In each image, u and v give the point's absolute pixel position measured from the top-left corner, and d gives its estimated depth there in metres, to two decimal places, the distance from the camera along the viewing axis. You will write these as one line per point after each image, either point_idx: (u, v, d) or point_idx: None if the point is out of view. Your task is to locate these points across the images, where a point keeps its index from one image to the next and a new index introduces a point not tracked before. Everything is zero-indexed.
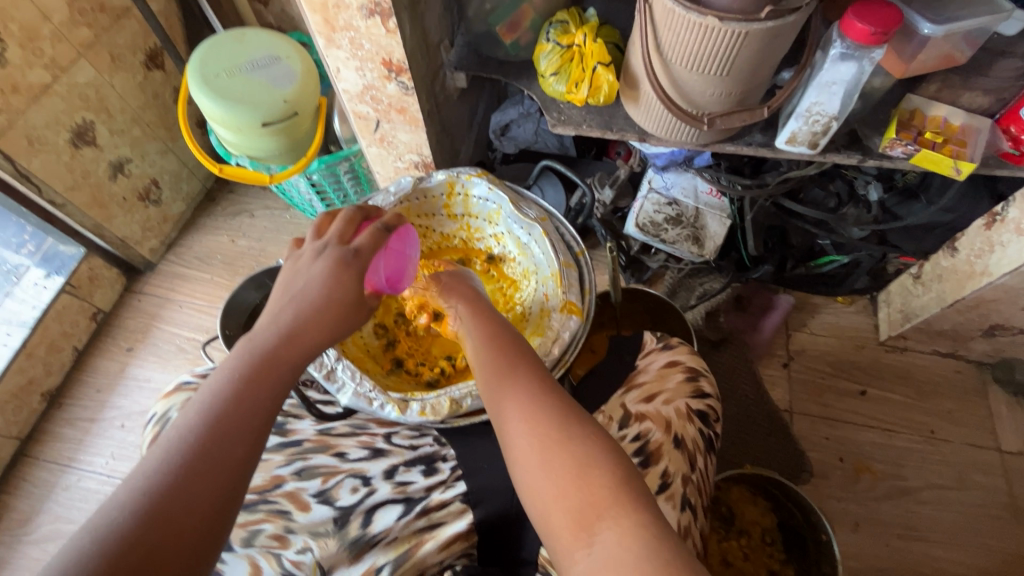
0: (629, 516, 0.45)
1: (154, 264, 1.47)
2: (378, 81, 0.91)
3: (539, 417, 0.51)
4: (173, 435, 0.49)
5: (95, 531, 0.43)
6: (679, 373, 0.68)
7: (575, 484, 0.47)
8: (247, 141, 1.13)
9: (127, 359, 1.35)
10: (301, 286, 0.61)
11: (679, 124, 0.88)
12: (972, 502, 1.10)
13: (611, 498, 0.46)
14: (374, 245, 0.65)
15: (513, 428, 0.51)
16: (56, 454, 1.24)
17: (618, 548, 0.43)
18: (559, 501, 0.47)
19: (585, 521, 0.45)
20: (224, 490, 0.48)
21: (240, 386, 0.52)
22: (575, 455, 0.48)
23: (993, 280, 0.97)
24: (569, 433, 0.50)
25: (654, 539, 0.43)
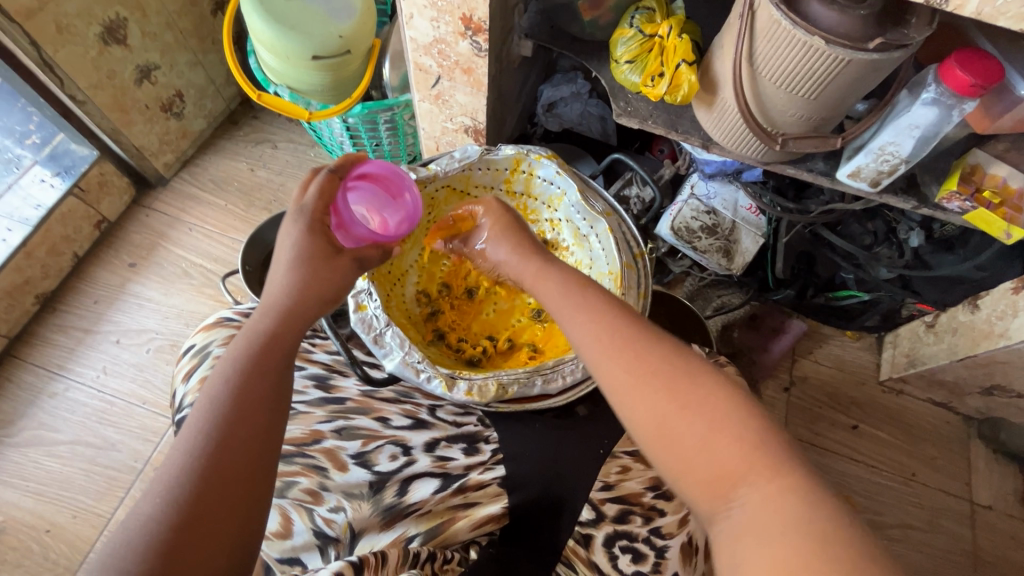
0: (772, 482, 0.46)
1: (166, 180, 1.40)
2: (450, 36, 0.86)
3: (654, 384, 0.53)
4: (190, 428, 0.53)
5: (134, 522, 0.48)
6: None
7: (705, 452, 0.49)
8: (292, 71, 1.08)
9: (128, 275, 1.30)
10: (282, 270, 0.63)
11: (748, 138, 0.87)
12: (937, 545, 1.16)
13: (745, 463, 0.48)
14: (321, 196, 0.67)
15: (628, 396, 0.54)
16: (46, 359, 1.21)
17: (758, 511, 0.45)
18: (689, 468, 0.50)
19: (722, 485, 0.48)
20: (250, 463, 0.53)
21: (244, 370, 0.56)
22: (697, 422, 0.51)
23: (1009, 344, 1.00)
24: (685, 394, 0.52)
25: (803, 500, 0.45)
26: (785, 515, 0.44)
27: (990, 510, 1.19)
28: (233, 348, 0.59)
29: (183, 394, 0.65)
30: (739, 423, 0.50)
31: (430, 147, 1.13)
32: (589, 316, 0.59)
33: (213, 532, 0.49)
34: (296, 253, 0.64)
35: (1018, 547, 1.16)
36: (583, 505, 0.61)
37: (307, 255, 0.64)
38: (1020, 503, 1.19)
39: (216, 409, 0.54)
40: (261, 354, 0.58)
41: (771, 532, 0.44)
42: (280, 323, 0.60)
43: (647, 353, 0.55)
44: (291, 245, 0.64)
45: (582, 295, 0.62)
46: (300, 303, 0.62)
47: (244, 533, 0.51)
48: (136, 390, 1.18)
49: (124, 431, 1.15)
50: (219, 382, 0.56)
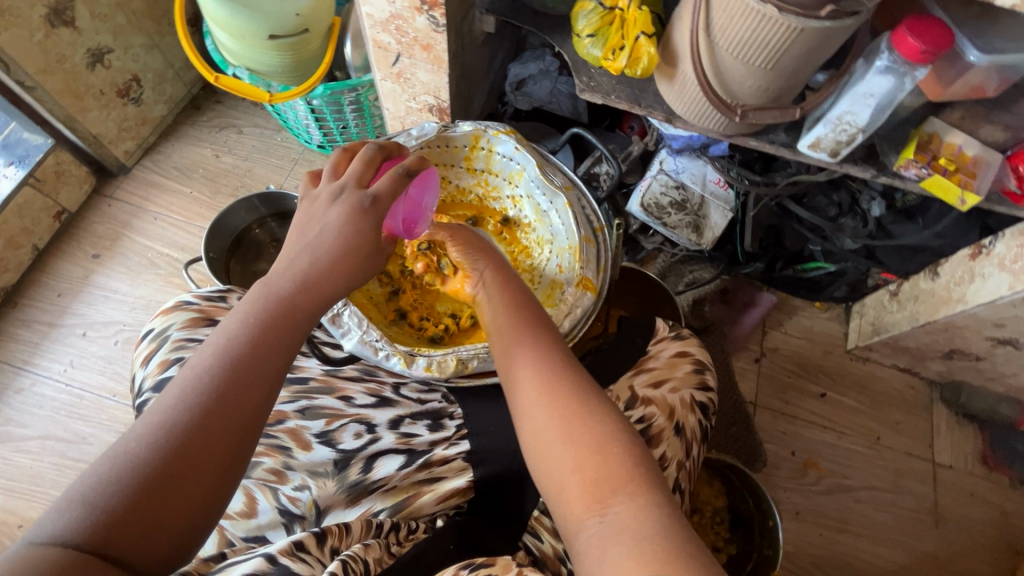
0: (644, 495, 0.46)
1: (128, 168, 1.37)
2: (407, 12, 0.84)
3: (565, 400, 0.53)
4: (191, 377, 0.52)
5: (114, 458, 0.47)
6: (687, 364, 0.74)
7: (593, 460, 0.49)
8: (249, 51, 1.05)
9: (92, 267, 1.27)
10: (311, 237, 0.61)
11: (709, 111, 0.87)
12: (900, 505, 1.20)
13: (627, 478, 0.48)
14: (392, 191, 0.63)
15: (532, 403, 0.54)
16: (11, 355, 1.19)
17: (632, 518, 0.45)
18: (575, 473, 0.49)
19: (599, 493, 0.47)
20: (242, 429, 0.51)
21: (256, 332, 0.54)
22: (595, 435, 0.51)
23: (966, 308, 1.02)
24: (589, 411, 0.52)
25: (666, 512, 0.45)
26: (659, 521, 0.44)
27: (951, 469, 1.23)
28: (249, 304, 0.56)
29: (143, 378, 0.64)
30: (632, 438, 0.51)
31: (396, 127, 1.12)
32: (523, 335, 0.59)
33: (191, 490, 0.48)
34: (340, 226, 0.60)
35: (977, 504, 1.20)
36: None
37: (351, 236, 0.60)
38: (979, 462, 1.24)
39: (221, 367, 0.52)
40: (276, 317, 0.56)
41: (643, 535, 0.43)
42: (299, 291, 0.58)
43: (576, 378, 0.55)
44: (336, 218, 0.61)
45: (521, 312, 0.62)
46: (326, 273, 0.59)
47: (218, 500, 0.50)
48: (106, 382, 1.17)
49: (95, 424, 1.13)
50: (224, 338, 0.54)
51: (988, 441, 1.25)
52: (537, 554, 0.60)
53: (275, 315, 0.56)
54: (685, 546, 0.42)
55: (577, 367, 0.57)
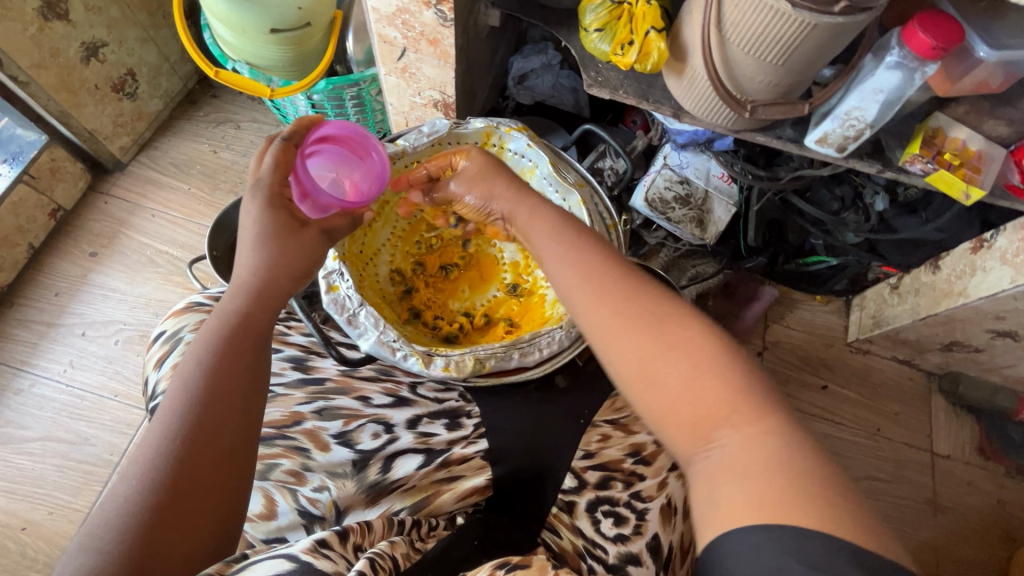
0: (750, 424, 0.46)
1: (123, 164, 1.34)
2: (414, 6, 0.83)
3: (647, 339, 0.53)
4: (165, 409, 0.53)
5: (110, 502, 0.49)
6: None
7: (692, 389, 0.50)
8: (250, 45, 1.03)
9: (89, 265, 1.25)
10: (249, 253, 0.62)
11: (718, 106, 0.87)
12: (900, 494, 1.22)
13: (729, 407, 0.48)
14: (280, 163, 0.67)
15: (617, 338, 0.54)
16: (8, 356, 1.17)
17: (741, 450, 0.46)
18: (676, 407, 0.50)
19: (704, 426, 0.48)
20: (230, 441, 0.53)
21: (217, 351, 0.56)
22: (691, 362, 0.51)
23: (968, 301, 1.04)
24: (678, 340, 0.52)
25: (781, 441, 0.45)
26: (766, 449, 0.45)
27: (949, 459, 1.25)
28: (205, 330, 0.58)
29: (155, 381, 0.63)
30: (725, 365, 0.50)
31: (399, 122, 1.11)
32: (586, 282, 0.58)
33: (199, 510, 0.50)
34: (259, 231, 0.63)
35: (974, 492, 1.23)
36: (566, 474, 0.63)
37: (271, 232, 0.63)
38: (976, 451, 1.26)
39: (190, 391, 0.54)
40: (234, 333, 0.58)
41: (749, 468, 0.44)
42: (251, 303, 0.60)
43: (652, 315, 0.54)
44: (253, 223, 0.63)
45: (568, 258, 0.61)
46: (270, 281, 0.62)
47: (226, 512, 0.52)
48: (107, 382, 1.15)
49: (97, 425, 1.12)
50: (188, 367, 0.56)
51: (985, 430, 1.27)
52: (557, 550, 0.61)
53: (232, 332, 0.58)
54: (791, 476, 0.42)
55: (651, 300, 0.55)
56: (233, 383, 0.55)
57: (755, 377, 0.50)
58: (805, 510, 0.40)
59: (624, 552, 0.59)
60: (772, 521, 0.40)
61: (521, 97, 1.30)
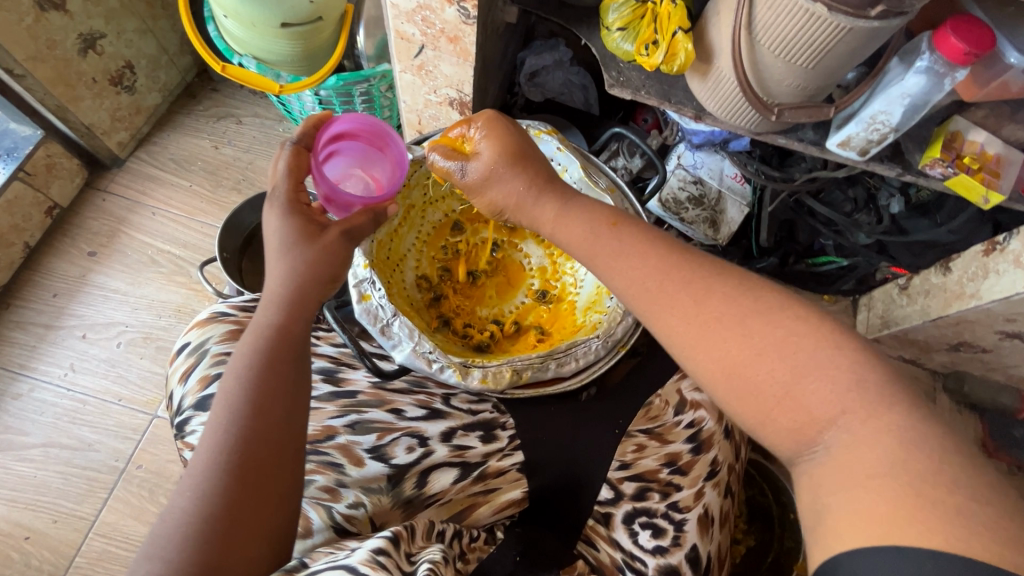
0: (865, 424, 0.47)
1: (121, 160, 1.30)
2: (436, 3, 0.81)
3: (734, 343, 0.54)
4: (211, 427, 0.53)
5: (168, 521, 0.49)
6: None
7: (791, 391, 0.51)
8: (258, 39, 1.00)
9: (88, 265, 1.21)
10: (278, 262, 0.60)
11: (743, 108, 0.86)
12: None
13: (836, 408, 0.49)
14: (295, 166, 0.64)
15: (690, 338, 0.56)
16: (6, 359, 1.13)
17: (848, 450, 0.47)
18: (780, 409, 0.51)
19: (811, 426, 0.50)
20: (279, 456, 0.53)
21: (258, 367, 0.55)
22: (791, 363, 0.51)
23: (981, 303, 1.04)
24: (765, 340, 0.53)
25: (901, 440, 0.45)
26: (880, 452, 0.45)
27: None
28: (243, 345, 0.57)
29: (182, 395, 0.61)
30: (831, 363, 0.50)
31: (412, 120, 1.08)
32: (661, 286, 0.59)
33: (255, 525, 0.50)
34: (284, 239, 0.60)
35: None
36: (602, 485, 0.63)
37: (294, 240, 0.60)
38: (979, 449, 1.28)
39: (235, 408, 0.53)
40: (273, 347, 0.57)
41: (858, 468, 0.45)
42: (287, 315, 0.58)
43: (737, 321, 0.55)
44: (276, 230, 0.60)
45: (635, 261, 0.61)
46: (303, 291, 0.59)
47: (281, 524, 0.52)
48: (110, 386, 1.12)
49: (101, 430, 1.09)
50: (231, 383, 0.55)
51: (988, 428, 1.29)
52: (594, 564, 0.62)
53: (271, 346, 0.56)
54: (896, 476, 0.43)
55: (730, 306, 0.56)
56: (277, 399, 0.54)
57: (838, 367, 0.49)
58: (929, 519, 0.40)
59: (663, 564, 0.59)
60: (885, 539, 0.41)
61: (534, 93, 1.28)
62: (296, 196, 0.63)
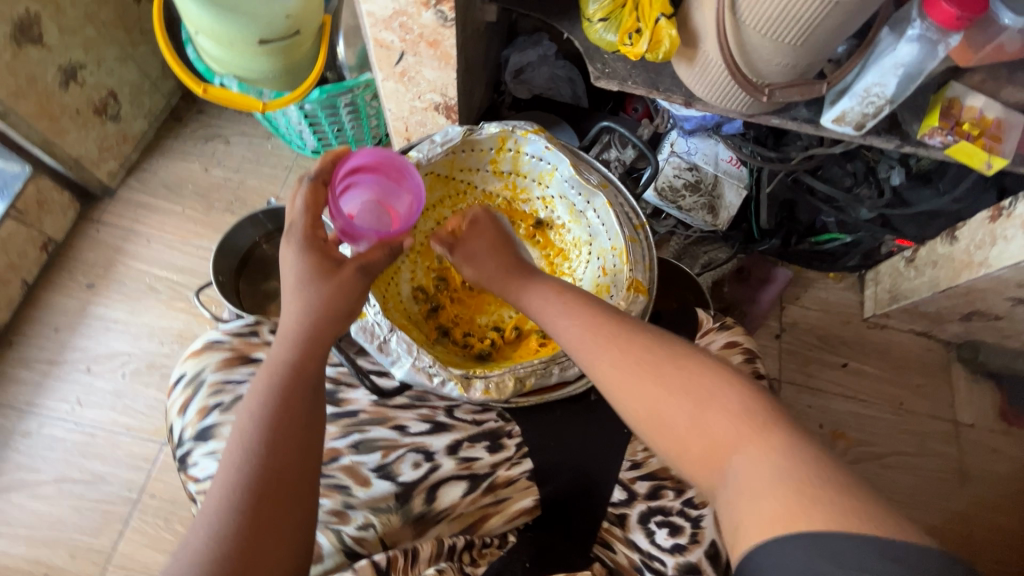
0: (758, 446, 0.47)
1: (112, 190, 1.30)
2: (412, 8, 0.79)
3: (653, 380, 0.54)
4: (227, 464, 0.52)
5: (181, 559, 0.48)
6: (737, 354, 0.73)
7: (698, 421, 0.51)
8: (237, 58, 0.99)
9: (87, 297, 1.21)
10: (293, 296, 0.59)
11: (733, 91, 0.84)
12: (927, 467, 1.22)
13: (737, 434, 0.49)
14: (312, 202, 0.63)
15: (614, 377, 0.57)
16: (12, 398, 1.13)
17: (749, 476, 0.46)
18: (686, 440, 0.51)
19: (716, 455, 0.49)
20: (295, 494, 0.52)
21: (274, 403, 0.54)
22: (695, 394, 0.52)
23: (991, 271, 1.03)
24: (673, 369, 0.54)
25: (790, 456, 0.45)
26: (776, 470, 0.45)
27: (973, 427, 1.25)
28: (260, 379, 0.57)
29: (181, 428, 0.61)
30: (729, 390, 0.52)
31: (399, 128, 1.07)
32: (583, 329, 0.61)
33: (269, 564, 0.49)
34: (300, 275, 0.60)
35: (999, 459, 1.23)
36: (614, 486, 0.62)
37: (309, 275, 0.60)
38: (999, 417, 1.26)
39: (251, 445, 0.52)
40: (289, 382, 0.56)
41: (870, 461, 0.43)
42: (303, 350, 0.58)
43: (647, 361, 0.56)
44: (292, 265, 0.60)
45: (562, 302, 0.64)
46: (319, 326, 0.59)
47: (296, 562, 0.51)
48: (118, 417, 1.12)
49: (112, 462, 1.09)
50: (247, 418, 0.54)
51: (1006, 396, 1.27)
52: (613, 566, 0.61)
53: (287, 382, 0.56)
54: None
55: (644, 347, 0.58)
56: (292, 435, 0.53)
57: None
58: (822, 526, 0.40)
59: (683, 563, 0.57)
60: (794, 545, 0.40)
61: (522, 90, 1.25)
62: (313, 234, 0.62)
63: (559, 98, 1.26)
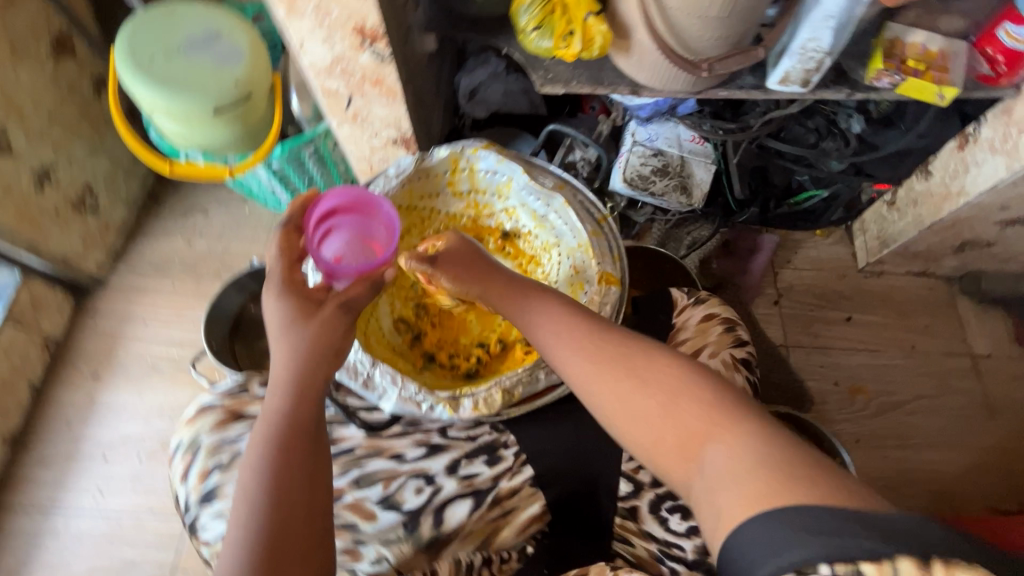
0: (730, 434, 0.50)
1: (103, 279, 1.32)
2: (349, 52, 0.82)
3: (623, 379, 0.57)
4: (236, 518, 0.52)
5: None
6: (717, 326, 0.74)
7: (671, 413, 0.54)
8: (197, 132, 1.01)
9: (94, 387, 1.23)
10: (279, 342, 0.60)
11: (675, 73, 0.85)
12: (952, 406, 1.20)
13: (709, 423, 0.52)
14: (287, 249, 0.66)
15: (587, 378, 0.59)
16: (36, 500, 1.14)
17: (727, 462, 0.49)
18: (662, 434, 0.53)
19: (691, 445, 0.52)
20: (308, 539, 0.52)
21: (272, 450, 0.54)
22: (665, 391, 0.55)
23: (970, 199, 1.02)
24: (641, 366, 0.57)
25: (759, 440, 0.49)
26: (746, 453, 0.48)
27: (990, 358, 1.23)
28: (257, 429, 0.57)
29: (186, 494, 0.62)
30: (693, 384, 0.55)
31: (363, 169, 1.09)
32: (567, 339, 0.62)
33: None
34: (284, 321, 0.60)
35: (1023, 384, 1.21)
36: (619, 479, 0.61)
37: (292, 320, 0.60)
38: (1014, 343, 1.24)
39: (256, 497, 0.52)
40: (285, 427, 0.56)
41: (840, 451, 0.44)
42: (295, 394, 0.57)
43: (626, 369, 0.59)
44: (276, 312, 0.61)
45: (548, 313, 0.64)
46: (308, 367, 0.59)
47: None
48: (140, 500, 1.13)
49: (141, 545, 1.09)
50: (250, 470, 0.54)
51: (1018, 320, 1.25)
52: (633, 558, 0.63)
53: (283, 427, 0.56)
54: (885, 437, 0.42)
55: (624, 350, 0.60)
56: (295, 481, 0.53)
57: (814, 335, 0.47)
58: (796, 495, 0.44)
59: (698, 544, 0.59)
60: (782, 507, 0.43)
61: (479, 109, 1.26)
62: (291, 278, 0.64)
63: (517, 110, 1.27)
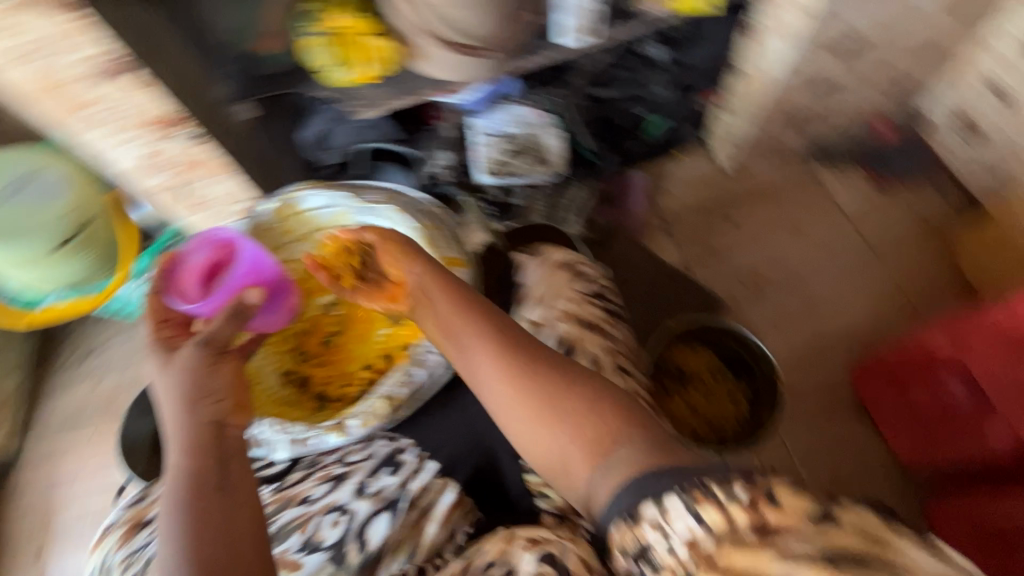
0: (632, 437, 0.56)
1: (16, 455, 1.25)
2: (157, 143, 0.86)
3: (542, 391, 0.61)
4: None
5: None
6: (558, 271, 0.82)
7: (585, 420, 0.59)
8: (50, 272, 0.99)
9: (44, 565, 1.17)
10: (171, 408, 0.61)
11: (470, 61, 0.90)
12: (842, 263, 1.31)
13: (616, 429, 0.58)
14: (155, 312, 0.69)
15: (506, 394, 0.62)
16: None
17: (625, 459, 0.55)
18: (574, 441, 0.59)
19: (600, 447, 0.57)
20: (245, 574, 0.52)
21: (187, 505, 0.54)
22: (578, 404, 0.60)
23: (779, 83, 1.11)
24: (568, 383, 0.61)
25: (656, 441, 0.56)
26: (639, 449, 0.55)
27: (859, 210, 1.35)
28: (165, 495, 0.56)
29: None
30: (603, 392, 0.61)
31: None
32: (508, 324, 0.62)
33: None
34: (173, 387, 0.62)
35: (892, 222, 1.33)
36: (498, 440, 0.73)
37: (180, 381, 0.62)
38: (874, 188, 1.36)
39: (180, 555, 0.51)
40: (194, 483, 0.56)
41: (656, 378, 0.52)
42: (198, 448, 0.58)
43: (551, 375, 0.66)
44: (165, 381, 0.63)
45: (479, 338, 0.64)
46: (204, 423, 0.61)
47: None
48: None
49: None
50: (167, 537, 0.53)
51: (871, 168, 1.37)
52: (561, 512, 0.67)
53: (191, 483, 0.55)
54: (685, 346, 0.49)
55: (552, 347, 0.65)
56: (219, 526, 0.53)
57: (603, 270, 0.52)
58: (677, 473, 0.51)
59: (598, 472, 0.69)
60: (662, 474, 0.50)
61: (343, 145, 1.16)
62: (160, 331, 0.68)
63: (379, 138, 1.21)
